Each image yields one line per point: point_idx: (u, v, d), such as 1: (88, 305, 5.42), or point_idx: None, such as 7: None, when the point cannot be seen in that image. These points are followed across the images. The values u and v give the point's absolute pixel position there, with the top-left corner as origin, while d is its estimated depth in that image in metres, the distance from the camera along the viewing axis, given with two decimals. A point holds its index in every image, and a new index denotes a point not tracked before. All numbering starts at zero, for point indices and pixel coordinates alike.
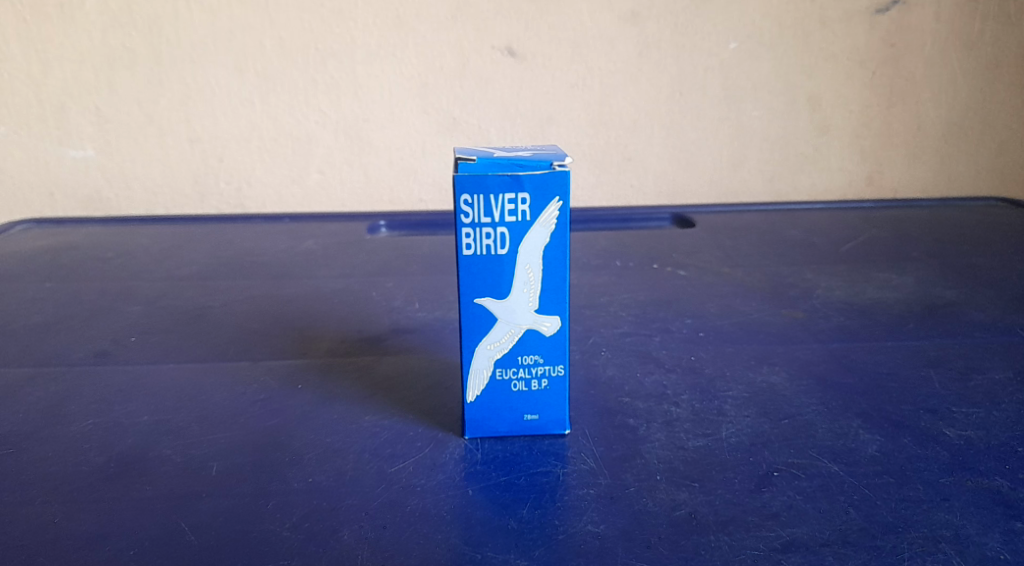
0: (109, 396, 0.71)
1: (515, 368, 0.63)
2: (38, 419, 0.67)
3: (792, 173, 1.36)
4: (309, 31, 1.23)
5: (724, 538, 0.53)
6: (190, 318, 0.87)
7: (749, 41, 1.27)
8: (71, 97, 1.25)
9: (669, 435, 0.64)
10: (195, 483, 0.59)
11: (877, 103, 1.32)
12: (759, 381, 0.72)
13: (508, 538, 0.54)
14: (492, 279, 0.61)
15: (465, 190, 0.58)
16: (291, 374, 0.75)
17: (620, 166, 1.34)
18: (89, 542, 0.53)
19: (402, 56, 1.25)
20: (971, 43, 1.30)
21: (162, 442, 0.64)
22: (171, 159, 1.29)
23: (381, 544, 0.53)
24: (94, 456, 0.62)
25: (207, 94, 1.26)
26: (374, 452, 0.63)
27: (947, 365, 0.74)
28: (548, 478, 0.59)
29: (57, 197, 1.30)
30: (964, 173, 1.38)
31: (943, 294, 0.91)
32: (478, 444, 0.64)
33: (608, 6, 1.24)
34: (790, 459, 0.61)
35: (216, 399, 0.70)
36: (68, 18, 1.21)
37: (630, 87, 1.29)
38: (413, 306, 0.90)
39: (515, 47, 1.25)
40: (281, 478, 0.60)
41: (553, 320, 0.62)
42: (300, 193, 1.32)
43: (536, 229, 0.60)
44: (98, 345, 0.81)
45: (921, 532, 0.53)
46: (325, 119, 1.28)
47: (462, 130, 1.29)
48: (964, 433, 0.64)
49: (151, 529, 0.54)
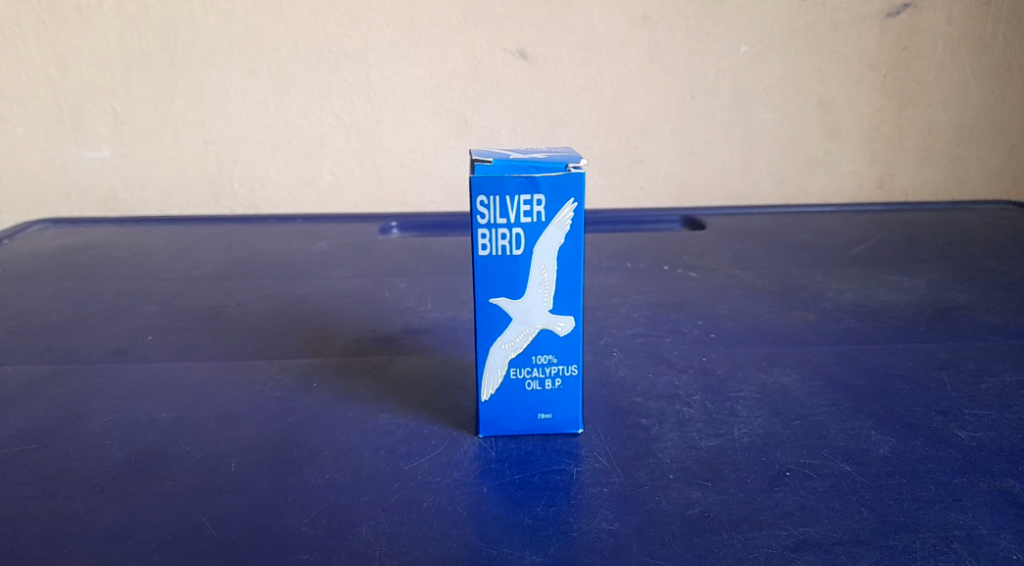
0: (129, 394, 0.72)
1: (530, 368, 0.64)
2: (59, 416, 0.68)
3: (802, 176, 1.36)
4: (322, 34, 1.24)
5: (737, 537, 0.54)
6: (206, 317, 0.88)
7: (760, 44, 1.28)
8: (88, 99, 1.26)
9: (682, 434, 0.65)
10: (215, 479, 0.60)
11: (888, 106, 1.33)
12: (771, 383, 0.73)
13: (524, 535, 0.54)
14: (508, 279, 0.62)
15: (482, 192, 0.59)
16: (306, 372, 0.75)
17: (630, 169, 1.34)
18: (111, 536, 0.54)
19: (414, 59, 1.26)
20: (982, 46, 1.30)
21: (181, 439, 0.65)
22: (185, 161, 1.30)
23: (397, 540, 0.54)
24: (115, 452, 0.63)
25: (221, 96, 1.27)
26: (389, 449, 0.63)
27: (959, 368, 0.74)
28: (562, 476, 0.60)
29: (72, 197, 1.32)
30: (975, 176, 1.38)
31: (955, 296, 0.91)
32: (493, 442, 0.64)
33: (619, 10, 1.25)
34: (802, 459, 0.62)
35: (233, 397, 0.71)
36: (85, 21, 1.22)
37: (641, 90, 1.30)
38: (425, 307, 0.91)
39: (527, 50, 1.26)
40: (299, 475, 0.60)
41: (567, 320, 0.63)
42: (312, 194, 1.33)
43: (551, 230, 0.60)
44: (116, 343, 0.82)
45: (933, 532, 0.54)
46: (337, 121, 1.29)
47: (474, 132, 1.30)
48: (975, 435, 0.64)
49: (172, 524, 0.55)
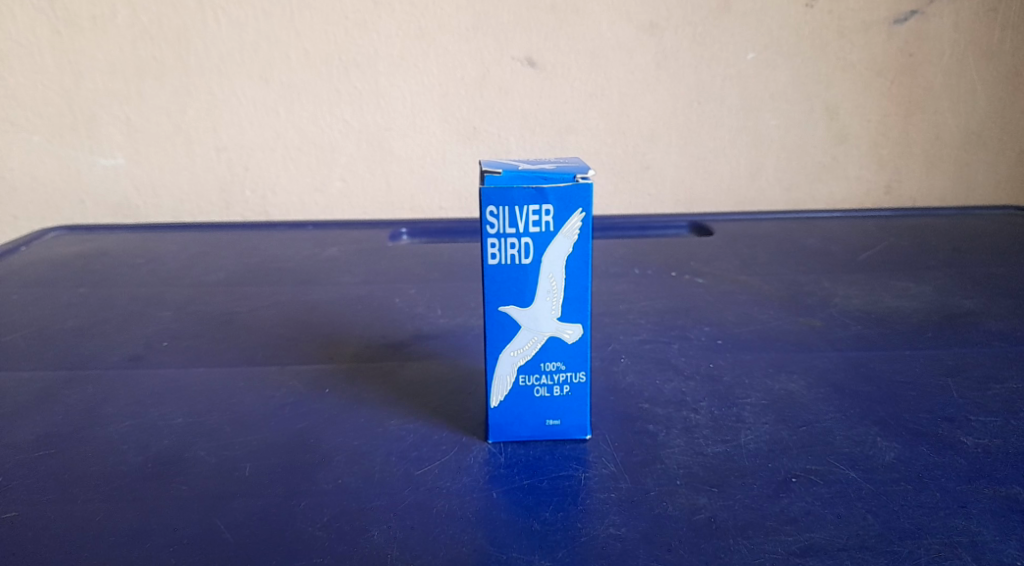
0: (144, 399, 0.73)
1: (538, 375, 0.64)
2: (76, 421, 0.69)
3: (809, 182, 1.37)
4: (333, 43, 1.25)
5: (744, 542, 0.55)
6: (218, 324, 0.89)
7: (767, 51, 1.28)
8: (102, 107, 1.28)
9: (689, 441, 0.66)
10: (230, 483, 0.61)
11: (895, 112, 1.33)
12: (777, 389, 0.73)
13: (531, 540, 0.55)
14: (516, 288, 0.62)
15: (491, 202, 0.60)
16: (318, 378, 0.76)
17: (638, 175, 1.35)
18: (129, 539, 0.56)
19: (424, 67, 1.27)
20: (989, 53, 1.30)
21: (196, 443, 0.66)
22: (197, 166, 1.31)
23: (409, 545, 0.55)
24: (132, 457, 0.64)
25: (233, 104, 1.28)
26: (401, 455, 0.64)
27: (965, 375, 0.75)
28: (571, 482, 0.61)
29: (85, 203, 1.33)
30: (983, 182, 1.38)
31: (962, 303, 0.91)
32: (502, 448, 0.65)
33: (627, 17, 1.26)
34: (808, 466, 0.62)
35: (246, 402, 0.72)
36: (100, 30, 1.24)
37: (649, 96, 1.30)
38: (435, 312, 0.92)
39: (534, 57, 1.27)
40: (313, 480, 0.61)
41: (575, 327, 0.64)
42: (323, 201, 1.34)
43: (559, 239, 0.61)
44: (131, 349, 0.83)
45: (938, 539, 0.54)
46: (347, 128, 1.30)
47: (481, 139, 1.31)
48: (981, 441, 0.65)
49: (189, 528, 0.57)
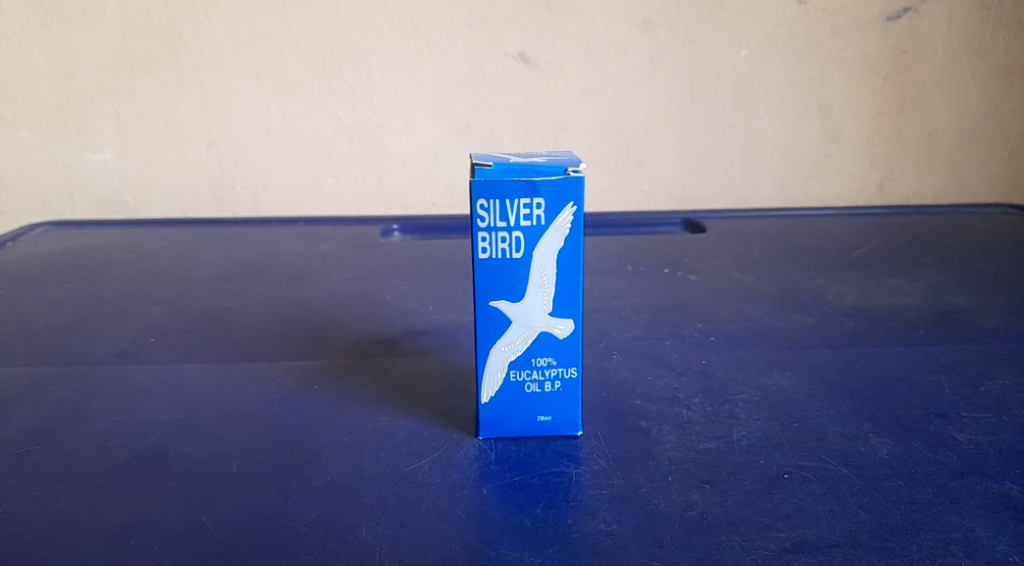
0: (132, 395, 0.72)
1: (529, 370, 0.64)
2: (62, 417, 0.69)
3: (803, 180, 1.37)
4: (326, 39, 1.25)
5: (736, 539, 0.54)
6: (208, 320, 0.88)
7: (761, 48, 1.28)
8: (93, 102, 1.27)
9: (681, 437, 0.65)
10: (217, 480, 0.60)
11: (889, 110, 1.33)
12: (770, 385, 0.73)
13: (522, 536, 0.55)
14: (508, 282, 0.62)
15: (481, 195, 0.60)
16: (308, 375, 0.76)
17: (631, 172, 1.35)
18: (113, 535, 0.55)
19: (417, 63, 1.27)
20: (982, 51, 1.30)
21: (183, 440, 0.65)
22: (188, 162, 1.31)
23: (398, 542, 0.54)
24: (119, 453, 0.64)
25: (225, 100, 1.27)
26: (390, 451, 0.64)
27: (958, 372, 0.75)
28: (562, 478, 0.60)
29: (75, 199, 1.32)
30: (976, 180, 1.38)
31: (955, 300, 0.91)
32: (492, 444, 0.64)
33: (620, 14, 1.25)
34: (801, 462, 0.62)
35: (236, 399, 0.71)
36: (90, 24, 1.23)
37: (643, 94, 1.30)
38: (427, 309, 0.91)
39: (528, 54, 1.27)
40: (301, 476, 0.61)
41: (567, 323, 0.63)
42: (315, 197, 1.34)
43: (550, 233, 0.61)
44: (120, 345, 0.82)
45: (931, 534, 0.54)
46: (340, 125, 1.30)
47: (475, 136, 1.31)
48: (973, 438, 0.64)
49: (175, 524, 0.56)
